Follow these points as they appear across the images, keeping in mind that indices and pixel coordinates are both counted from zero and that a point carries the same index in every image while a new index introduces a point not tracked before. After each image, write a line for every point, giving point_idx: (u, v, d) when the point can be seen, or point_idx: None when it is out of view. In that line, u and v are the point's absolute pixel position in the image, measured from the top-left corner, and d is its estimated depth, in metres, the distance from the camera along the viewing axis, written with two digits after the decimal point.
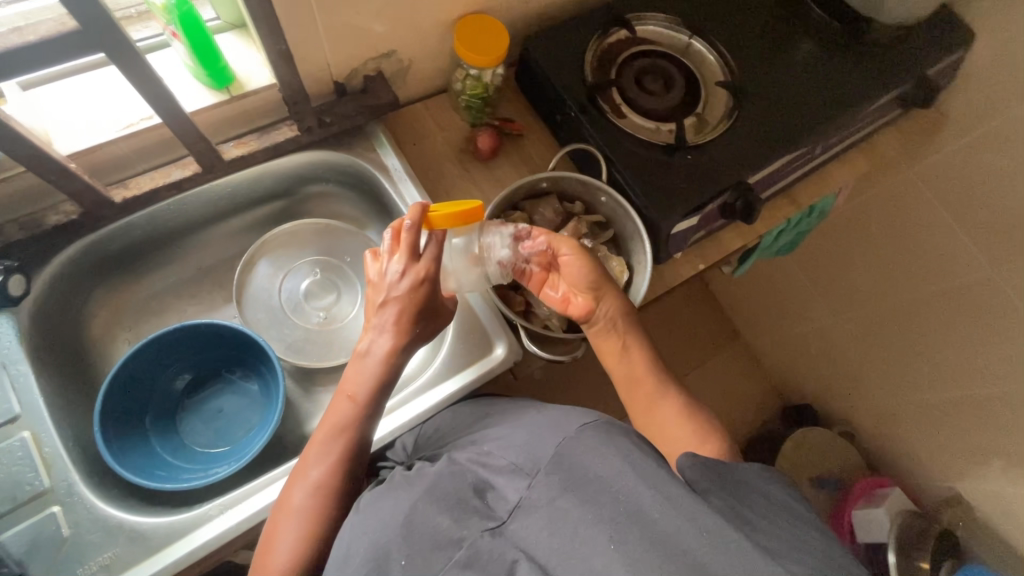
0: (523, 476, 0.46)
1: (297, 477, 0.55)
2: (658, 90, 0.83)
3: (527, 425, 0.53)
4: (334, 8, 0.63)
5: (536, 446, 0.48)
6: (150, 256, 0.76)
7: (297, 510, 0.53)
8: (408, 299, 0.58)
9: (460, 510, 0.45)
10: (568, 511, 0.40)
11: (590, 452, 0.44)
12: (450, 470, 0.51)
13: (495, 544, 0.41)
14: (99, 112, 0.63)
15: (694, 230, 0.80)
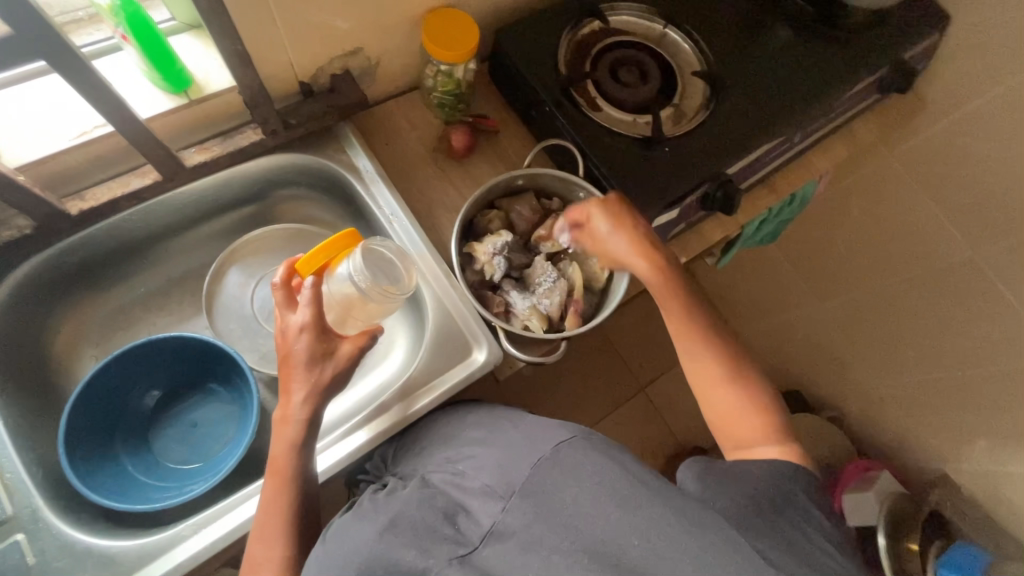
0: (496, 499, 0.44)
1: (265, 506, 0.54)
2: (634, 82, 0.81)
3: (501, 442, 0.51)
4: (293, 6, 0.61)
5: (511, 466, 0.46)
6: (114, 269, 0.74)
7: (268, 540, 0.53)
8: (297, 350, 0.56)
9: (428, 538, 0.44)
10: (543, 540, 0.39)
11: (569, 476, 0.42)
12: (420, 495, 0.48)
13: (462, 573, 0.41)
14: (48, 120, 0.60)
15: (674, 223, 0.79)
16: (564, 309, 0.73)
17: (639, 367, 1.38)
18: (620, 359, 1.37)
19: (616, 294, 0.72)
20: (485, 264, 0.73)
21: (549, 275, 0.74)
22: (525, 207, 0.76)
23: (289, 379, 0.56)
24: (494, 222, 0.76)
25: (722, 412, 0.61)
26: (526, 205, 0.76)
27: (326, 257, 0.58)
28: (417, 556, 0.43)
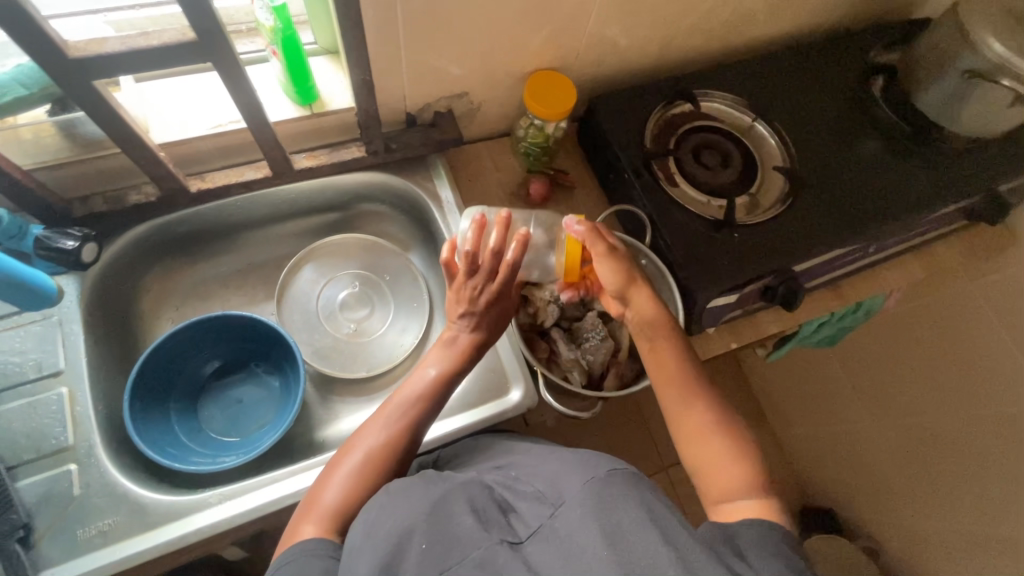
0: (546, 505, 0.45)
1: (364, 434, 0.58)
2: (715, 166, 0.84)
3: (561, 459, 0.52)
4: (420, 48, 0.68)
5: (567, 479, 0.47)
6: (208, 245, 0.81)
7: (350, 457, 0.56)
8: (478, 300, 0.64)
9: (484, 518, 0.45)
10: (586, 538, 0.40)
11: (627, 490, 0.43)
12: (477, 485, 0.51)
13: (509, 557, 0.41)
14: (193, 110, 0.69)
15: (731, 308, 0.80)
16: (606, 368, 0.75)
17: (665, 446, 1.33)
18: (649, 432, 1.34)
19: None
20: (539, 308, 0.74)
21: (598, 332, 0.75)
22: None
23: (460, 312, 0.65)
24: None
25: (696, 443, 0.56)
26: None
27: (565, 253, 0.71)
28: (468, 529, 0.44)
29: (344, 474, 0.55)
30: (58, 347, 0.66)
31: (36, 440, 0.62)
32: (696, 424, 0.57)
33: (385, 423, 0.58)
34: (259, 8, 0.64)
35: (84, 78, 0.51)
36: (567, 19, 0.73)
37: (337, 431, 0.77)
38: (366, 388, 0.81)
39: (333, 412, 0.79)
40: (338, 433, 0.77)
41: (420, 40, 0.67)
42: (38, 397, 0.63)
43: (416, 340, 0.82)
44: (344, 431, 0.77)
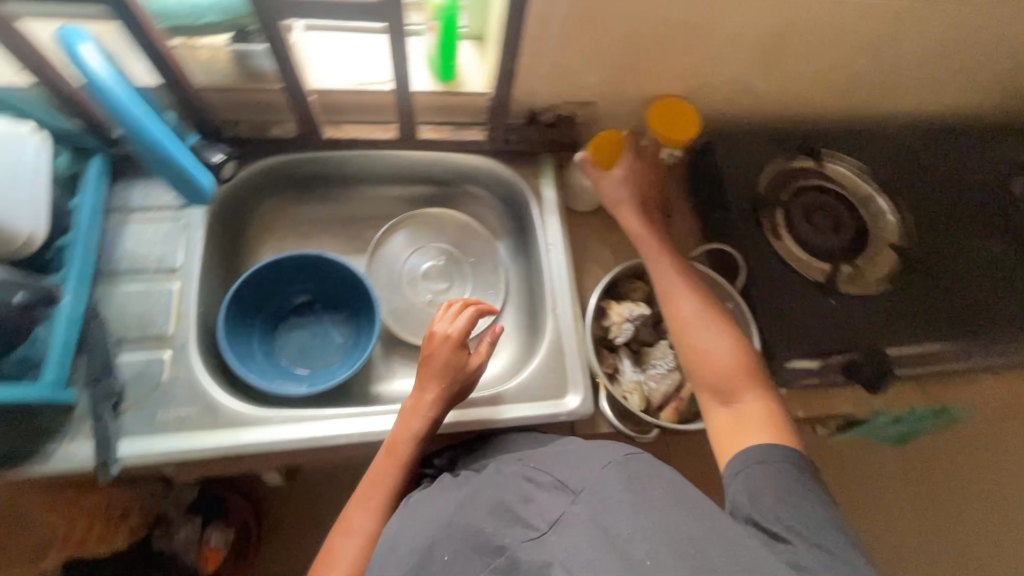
0: (567, 493, 0.51)
1: (356, 510, 0.64)
2: (825, 228, 0.82)
3: (576, 450, 0.57)
4: (567, 49, 0.72)
5: (581, 468, 0.53)
6: (321, 189, 0.87)
7: (347, 538, 0.63)
8: (430, 367, 0.66)
9: (504, 517, 0.50)
10: (609, 529, 0.45)
11: (640, 480, 0.49)
12: (495, 481, 0.57)
13: (533, 552, 0.46)
14: (347, 65, 0.75)
15: (809, 377, 0.75)
16: (666, 400, 0.73)
17: None
18: None
19: None
20: (613, 323, 0.74)
21: (667, 361, 0.75)
22: None
23: (425, 379, 0.66)
24: (636, 291, 0.78)
25: (706, 362, 0.64)
26: None
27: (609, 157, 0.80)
28: (492, 531, 0.50)
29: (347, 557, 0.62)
30: (180, 248, 0.72)
31: (143, 324, 0.68)
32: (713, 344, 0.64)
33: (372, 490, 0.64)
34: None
35: (277, 15, 0.56)
36: (712, 51, 0.74)
37: (391, 386, 0.82)
38: None
39: (392, 371, 0.83)
40: (393, 390, 0.82)
41: (569, 41, 0.71)
42: (154, 287, 0.70)
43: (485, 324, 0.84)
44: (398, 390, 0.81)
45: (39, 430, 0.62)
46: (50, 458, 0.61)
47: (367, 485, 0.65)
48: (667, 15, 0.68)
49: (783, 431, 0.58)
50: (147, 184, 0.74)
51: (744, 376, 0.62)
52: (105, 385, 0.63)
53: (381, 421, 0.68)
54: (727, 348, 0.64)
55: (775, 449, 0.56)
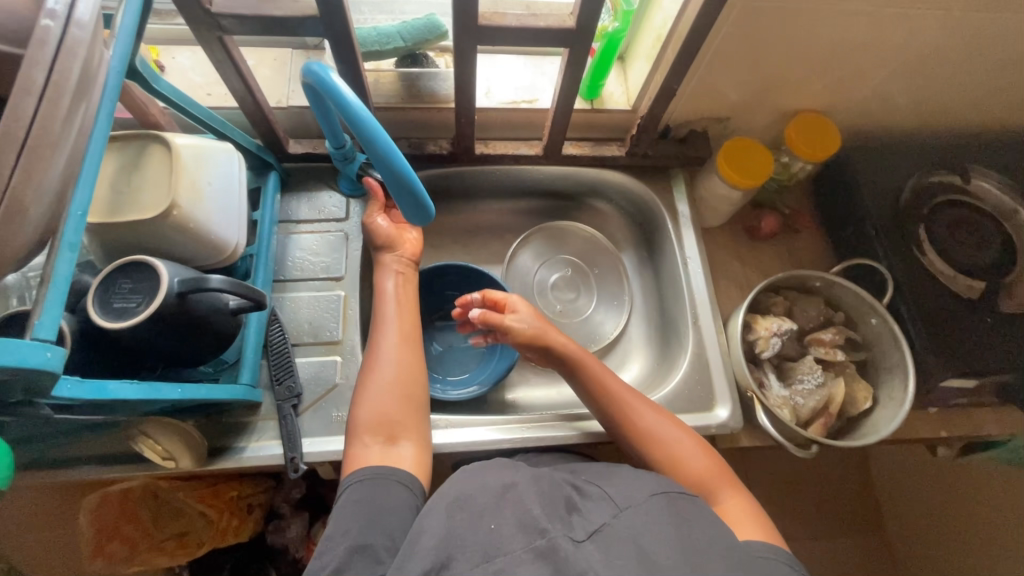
0: (609, 506, 0.49)
1: (383, 333, 0.65)
2: (973, 242, 0.79)
3: (628, 473, 0.54)
4: (719, 69, 0.73)
5: (632, 489, 0.51)
6: (455, 203, 0.90)
7: (379, 359, 0.63)
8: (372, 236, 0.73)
9: (555, 510, 0.47)
10: (648, 555, 0.43)
11: (689, 523, 0.47)
12: (552, 476, 0.53)
13: (573, 553, 0.43)
14: (500, 86, 0.79)
15: (961, 394, 0.76)
16: (813, 415, 0.74)
17: None
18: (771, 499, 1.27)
19: (886, 430, 0.69)
20: (760, 338, 0.75)
21: (814, 378, 0.74)
22: (811, 307, 0.79)
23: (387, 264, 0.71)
24: (776, 306, 0.79)
25: (667, 451, 0.62)
26: (812, 306, 0.79)
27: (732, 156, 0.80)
28: (540, 513, 0.46)
29: (384, 375, 0.62)
30: (343, 258, 0.76)
31: (315, 329, 0.72)
32: (670, 440, 0.62)
33: (401, 324, 0.66)
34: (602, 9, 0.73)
35: (474, 42, 0.59)
36: (863, 68, 0.74)
37: (519, 396, 0.83)
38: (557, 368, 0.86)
39: (523, 379, 0.85)
40: (525, 398, 0.83)
41: (723, 62, 0.72)
42: (323, 294, 0.74)
43: (614, 334, 0.86)
44: (530, 400, 0.83)
45: (227, 427, 0.66)
46: (243, 454, 0.65)
47: (392, 320, 0.66)
48: (828, 36, 0.68)
49: (770, 529, 0.55)
50: (310, 197, 0.79)
51: (717, 474, 0.60)
52: (287, 385, 0.67)
53: (536, 430, 0.71)
54: (692, 447, 0.62)
55: (767, 544, 0.52)
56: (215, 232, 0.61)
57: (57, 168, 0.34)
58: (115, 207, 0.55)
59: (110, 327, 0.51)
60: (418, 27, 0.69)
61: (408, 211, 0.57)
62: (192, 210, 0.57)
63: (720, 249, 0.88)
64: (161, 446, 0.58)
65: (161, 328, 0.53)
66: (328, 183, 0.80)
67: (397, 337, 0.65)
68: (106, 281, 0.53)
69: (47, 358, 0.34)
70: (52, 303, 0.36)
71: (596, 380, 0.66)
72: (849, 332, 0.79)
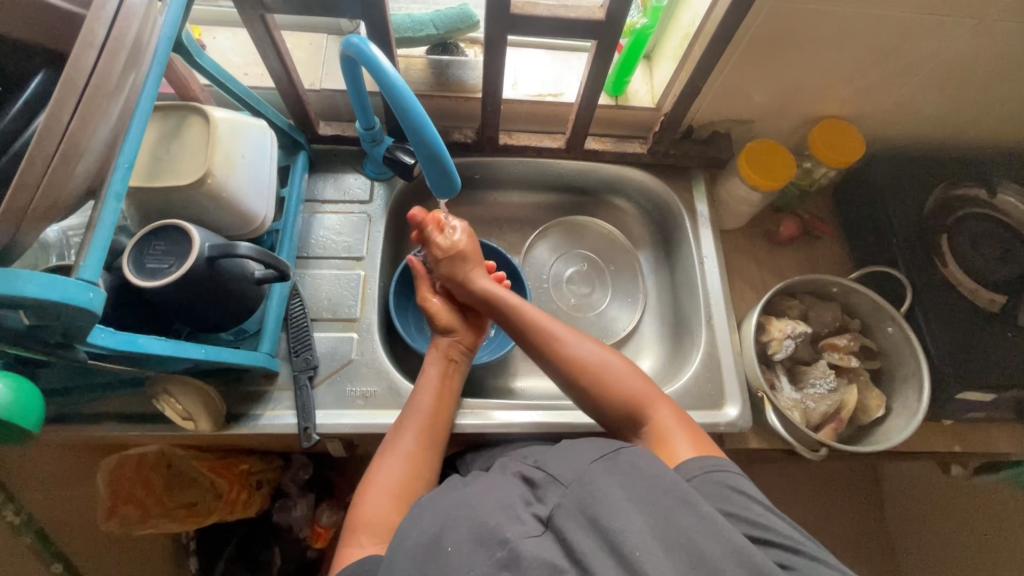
0: (559, 487, 0.50)
1: (404, 430, 0.63)
2: (994, 257, 0.78)
3: (571, 447, 0.55)
4: (745, 71, 0.73)
5: (576, 462, 0.52)
6: (476, 193, 0.92)
7: (397, 454, 0.61)
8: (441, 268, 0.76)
9: (509, 509, 0.47)
10: (602, 519, 0.44)
11: (632, 474, 0.48)
12: (500, 478, 0.53)
13: (531, 551, 0.43)
14: (527, 79, 0.81)
15: (976, 407, 0.75)
16: (824, 419, 0.74)
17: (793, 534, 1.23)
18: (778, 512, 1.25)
19: (899, 438, 0.68)
20: (773, 339, 0.75)
21: (826, 382, 0.74)
22: (827, 312, 0.79)
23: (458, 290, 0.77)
24: (791, 310, 0.79)
25: (600, 377, 0.64)
26: (827, 311, 0.79)
27: (756, 148, 0.79)
28: (494, 523, 0.45)
29: (396, 474, 0.60)
30: (365, 239, 0.78)
31: (334, 304, 0.74)
32: (595, 361, 0.65)
33: (429, 418, 0.64)
34: (632, 6, 0.75)
35: (505, 30, 0.60)
36: (890, 76, 0.74)
37: (528, 384, 0.84)
38: None
39: (532, 368, 0.85)
40: (533, 387, 0.84)
41: (750, 64, 0.72)
42: (344, 273, 0.76)
43: (627, 329, 0.86)
44: (535, 388, 0.84)
45: (244, 394, 0.68)
46: (258, 421, 0.66)
47: (421, 413, 0.64)
48: (856, 41, 0.68)
49: (699, 438, 0.58)
50: (335, 178, 0.81)
51: (650, 393, 0.62)
52: (304, 357, 0.69)
53: (549, 417, 0.72)
54: (624, 371, 0.64)
55: (702, 457, 0.54)
56: (245, 202, 0.63)
57: (108, 120, 0.36)
58: (152, 173, 0.58)
59: (142, 284, 0.53)
60: (451, 17, 0.71)
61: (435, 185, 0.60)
62: (225, 179, 0.59)
63: (736, 251, 0.88)
64: (181, 406, 0.61)
65: (188, 290, 0.55)
66: (354, 165, 0.82)
67: (417, 436, 0.63)
68: (140, 244, 0.55)
69: (88, 298, 0.37)
70: (95, 248, 0.39)
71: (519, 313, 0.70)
72: (865, 341, 0.78)
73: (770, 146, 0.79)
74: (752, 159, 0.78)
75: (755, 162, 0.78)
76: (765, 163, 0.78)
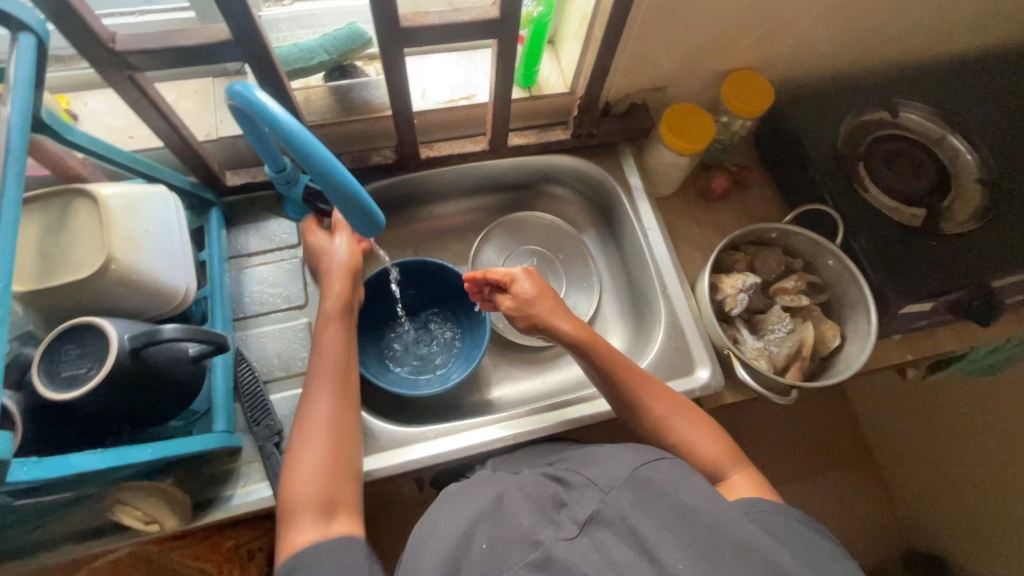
0: (595, 491, 0.49)
1: (313, 394, 0.58)
2: (908, 174, 0.83)
3: (603, 454, 0.55)
4: (648, 41, 0.74)
5: (611, 467, 0.51)
6: (409, 210, 0.88)
7: (314, 418, 0.56)
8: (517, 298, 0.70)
9: (543, 515, 0.47)
10: (642, 529, 0.43)
11: (664, 483, 0.47)
12: (532, 482, 0.53)
13: (568, 551, 0.42)
14: (435, 86, 0.78)
15: (919, 318, 0.79)
16: (789, 361, 0.76)
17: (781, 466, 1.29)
18: None
19: (857, 365, 0.72)
20: (728, 296, 0.77)
21: (784, 325, 0.77)
22: (771, 258, 0.81)
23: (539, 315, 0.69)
24: (739, 263, 0.81)
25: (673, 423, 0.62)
26: (771, 257, 0.81)
27: (674, 113, 0.80)
28: (530, 524, 0.46)
29: (318, 445, 0.54)
30: (303, 287, 0.74)
31: (285, 361, 0.70)
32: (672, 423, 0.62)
33: (336, 376, 0.59)
34: None
35: (399, 46, 0.57)
36: (783, 22, 0.76)
37: (504, 392, 0.83)
38: (534, 357, 0.86)
39: (505, 375, 0.84)
40: (509, 393, 0.83)
41: (651, 34, 0.73)
42: (287, 325, 0.72)
43: (589, 314, 0.86)
44: (511, 393, 0.83)
45: (210, 478, 0.63)
46: (230, 503, 0.62)
47: (326, 375, 0.59)
48: None
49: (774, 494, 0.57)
50: (258, 227, 0.76)
51: (721, 450, 0.60)
52: (266, 425, 0.65)
53: (532, 423, 0.71)
54: (685, 426, 0.62)
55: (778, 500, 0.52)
56: (159, 279, 0.57)
57: None
58: (43, 272, 0.52)
59: (59, 397, 0.48)
60: (342, 38, 0.67)
61: (359, 224, 0.57)
62: (131, 260, 0.54)
63: (676, 215, 0.90)
64: (141, 511, 0.56)
65: (116, 390, 0.50)
66: (275, 210, 0.77)
67: (332, 397, 0.58)
68: (50, 350, 0.50)
69: None
70: None
71: (601, 350, 0.66)
72: (810, 277, 0.81)
73: (688, 108, 0.80)
74: (672, 124, 0.79)
75: (675, 126, 0.78)
76: (684, 126, 0.79)
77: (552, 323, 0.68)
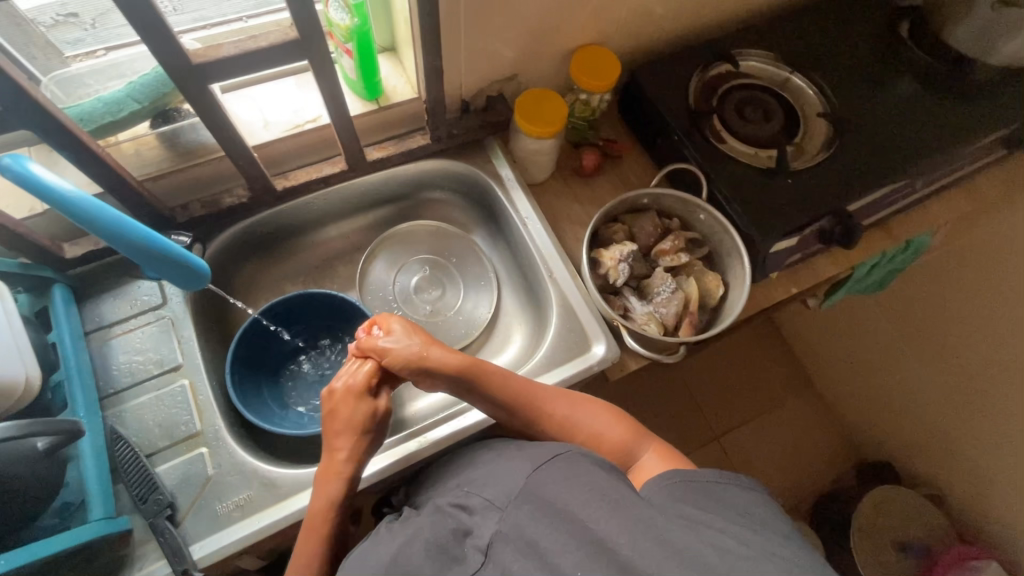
0: (495, 510, 0.48)
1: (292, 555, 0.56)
2: (758, 119, 0.87)
3: (504, 467, 0.55)
4: (477, 35, 0.74)
5: (509, 482, 0.51)
6: (286, 244, 0.85)
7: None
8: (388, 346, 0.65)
9: (442, 555, 0.45)
10: (539, 541, 0.42)
11: (556, 490, 0.47)
12: (434, 517, 0.51)
13: None
14: (276, 115, 0.76)
15: (792, 252, 0.83)
16: (679, 318, 0.79)
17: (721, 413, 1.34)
18: (698, 403, 1.37)
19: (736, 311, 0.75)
20: (609, 268, 0.78)
21: (668, 285, 0.79)
22: (647, 223, 0.83)
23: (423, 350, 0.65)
24: (618, 233, 0.83)
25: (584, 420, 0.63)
26: (647, 221, 0.83)
27: (526, 99, 0.80)
28: None
29: None
30: (175, 347, 0.70)
31: (168, 428, 0.67)
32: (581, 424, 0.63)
33: (314, 520, 0.58)
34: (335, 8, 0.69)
35: (197, 83, 0.54)
36: None
37: (420, 405, 0.82)
38: None
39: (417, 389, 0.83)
40: (424, 405, 0.82)
41: (478, 28, 0.73)
42: (163, 390, 0.68)
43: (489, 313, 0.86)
44: (426, 406, 0.82)
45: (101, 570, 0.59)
46: None
47: (309, 525, 0.57)
48: None
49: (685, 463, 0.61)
50: (115, 294, 0.72)
51: (630, 431, 0.63)
52: (154, 500, 0.61)
53: (439, 433, 0.71)
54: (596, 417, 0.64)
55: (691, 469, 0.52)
56: None
57: None
58: None
59: None
60: (148, 83, 0.62)
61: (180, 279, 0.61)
62: None
63: (556, 198, 0.91)
64: None
65: None
66: (131, 272, 0.73)
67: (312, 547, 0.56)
68: None
69: None
70: None
71: (494, 377, 0.64)
72: (688, 234, 0.83)
73: (537, 92, 0.80)
74: (525, 110, 0.79)
75: (527, 112, 0.79)
76: (536, 111, 0.79)
77: (433, 356, 0.64)
